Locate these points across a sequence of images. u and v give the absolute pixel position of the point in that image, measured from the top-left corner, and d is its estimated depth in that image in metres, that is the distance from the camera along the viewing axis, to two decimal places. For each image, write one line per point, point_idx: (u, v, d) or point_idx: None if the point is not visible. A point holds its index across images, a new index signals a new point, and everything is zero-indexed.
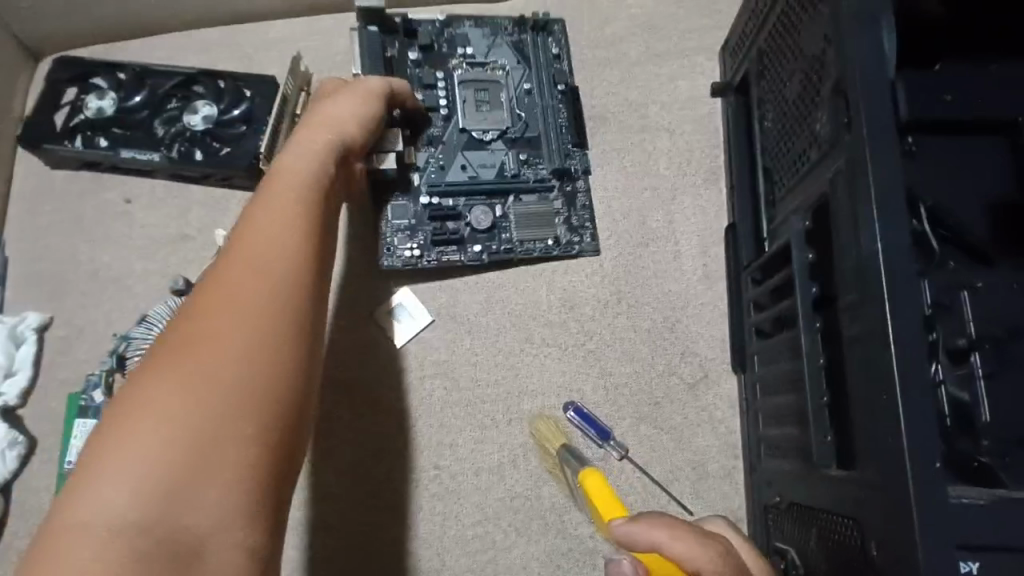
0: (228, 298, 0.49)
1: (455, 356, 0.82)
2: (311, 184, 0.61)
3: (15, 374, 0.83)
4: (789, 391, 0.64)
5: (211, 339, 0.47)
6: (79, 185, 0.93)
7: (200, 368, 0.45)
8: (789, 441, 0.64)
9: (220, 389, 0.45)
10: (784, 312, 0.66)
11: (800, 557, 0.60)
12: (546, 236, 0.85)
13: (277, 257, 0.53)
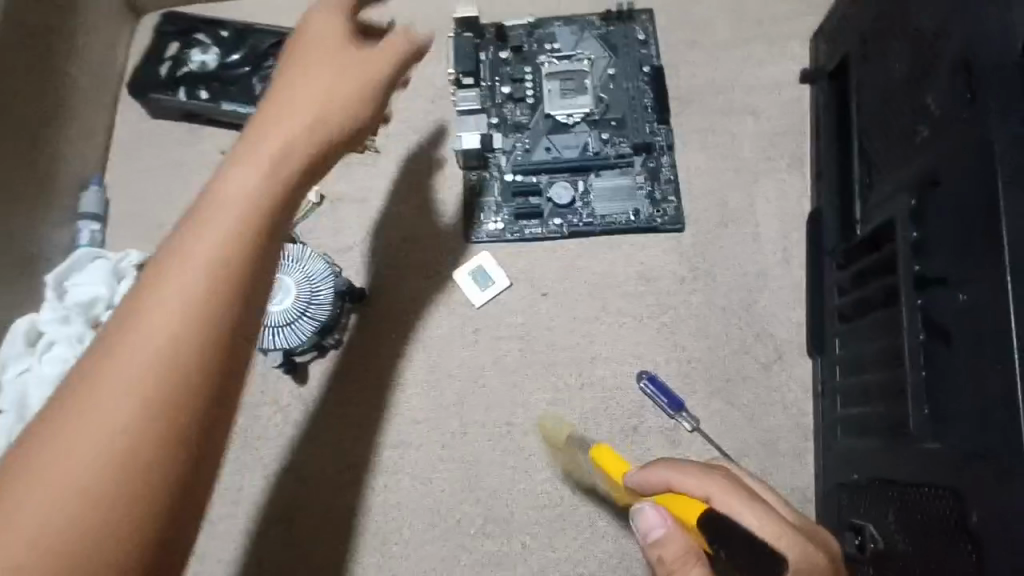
0: (115, 365, 0.42)
1: (531, 320, 0.83)
2: (238, 200, 0.49)
3: (115, 305, 0.86)
4: (878, 370, 0.65)
5: (87, 417, 0.40)
6: (176, 137, 0.97)
7: (64, 449, 0.40)
8: (873, 420, 0.65)
9: (83, 484, 0.39)
10: (877, 293, 0.66)
11: (879, 531, 0.61)
12: (625, 210, 0.86)
13: (181, 307, 0.44)
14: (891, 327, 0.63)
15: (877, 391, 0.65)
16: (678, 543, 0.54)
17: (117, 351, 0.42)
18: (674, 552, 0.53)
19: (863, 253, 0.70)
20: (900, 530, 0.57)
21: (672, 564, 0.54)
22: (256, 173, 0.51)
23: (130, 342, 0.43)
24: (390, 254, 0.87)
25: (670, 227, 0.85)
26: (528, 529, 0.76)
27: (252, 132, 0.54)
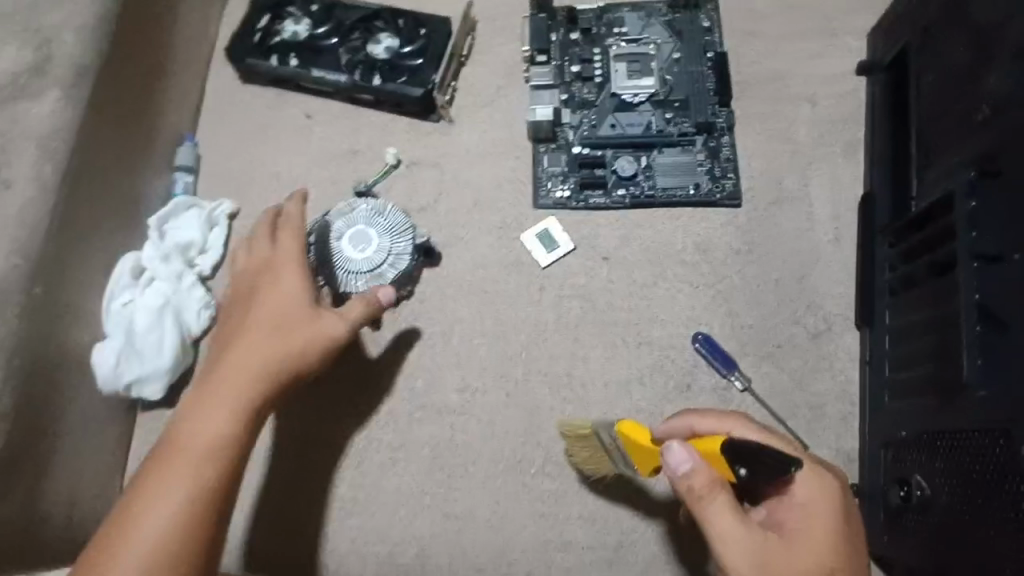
0: (213, 395, 0.67)
1: (593, 282, 0.89)
2: (284, 307, 0.72)
3: (207, 250, 0.94)
4: (926, 334, 0.70)
5: (194, 426, 0.65)
6: (264, 101, 1.03)
7: (170, 479, 0.61)
8: (922, 379, 0.69)
9: (187, 467, 0.62)
10: (931, 262, 0.70)
11: (926, 480, 0.66)
12: (685, 185, 0.91)
13: (251, 363, 0.68)
14: (941, 293, 0.68)
15: (923, 353, 0.70)
16: (704, 473, 0.57)
17: (215, 385, 0.67)
18: (703, 479, 0.57)
19: (917, 229, 0.74)
20: (951, 477, 0.62)
21: (701, 491, 0.57)
22: (294, 307, 0.72)
23: (205, 417, 0.65)
24: (462, 216, 0.93)
25: (728, 203, 0.90)
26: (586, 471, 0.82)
27: (280, 260, 0.75)
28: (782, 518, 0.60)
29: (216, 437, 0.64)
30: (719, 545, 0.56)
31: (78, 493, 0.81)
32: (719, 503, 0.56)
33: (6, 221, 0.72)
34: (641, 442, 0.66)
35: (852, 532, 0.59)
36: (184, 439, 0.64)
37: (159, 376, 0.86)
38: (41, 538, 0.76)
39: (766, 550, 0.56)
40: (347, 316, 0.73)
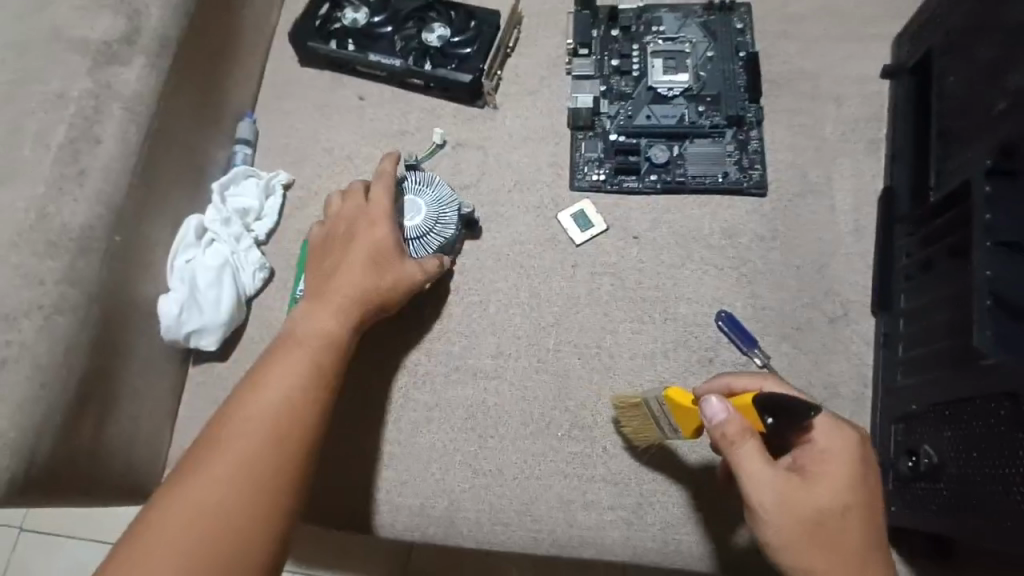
0: (321, 310, 0.80)
1: (623, 261, 0.94)
2: (371, 248, 0.84)
3: (263, 218, 0.99)
4: (944, 310, 0.75)
5: (305, 331, 0.77)
6: (321, 83, 1.10)
7: (293, 367, 0.74)
8: (936, 355, 0.74)
9: (305, 360, 0.75)
10: (952, 244, 0.75)
11: (935, 450, 0.71)
12: (715, 173, 0.97)
13: (349, 287, 0.81)
14: (958, 274, 0.73)
15: (940, 330, 0.75)
16: (737, 422, 0.64)
17: (322, 303, 0.80)
18: (735, 427, 0.64)
19: (939, 216, 0.79)
20: (956, 445, 0.68)
21: (733, 437, 0.64)
22: (382, 257, 0.84)
23: (310, 333, 0.77)
24: (502, 195, 1.00)
25: (754, 191, 0.96)
26: (610, 436, 0.86)
27: (367, 209, 0.87)
28: (803, 463, 0.66)
29: (318, 350, 0.76)
30: (747, 484, 0.63)
31: (135, 436, 0.84)
32: (748, 448, 0.64)
33: (93, 172, 0.77)
34: (684, 404, 0.75)
35: (868, 478, 0.66)
36: (294, 348, 0.76)
37: (215, 328, 0.90)
38: (102, 473, 0.79)
39: (788, 490, 0.63)
40: (425, 271, 0.85)
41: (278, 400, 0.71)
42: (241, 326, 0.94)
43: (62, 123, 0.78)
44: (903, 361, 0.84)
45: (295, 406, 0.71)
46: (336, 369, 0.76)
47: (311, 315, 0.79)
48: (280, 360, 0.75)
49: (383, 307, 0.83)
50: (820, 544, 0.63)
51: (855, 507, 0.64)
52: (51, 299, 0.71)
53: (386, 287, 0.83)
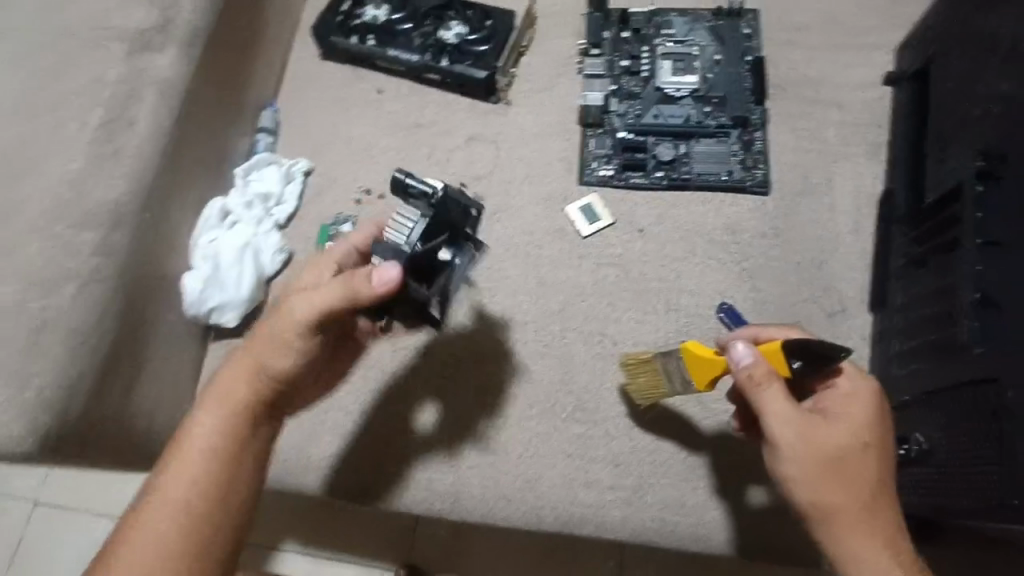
0: (217, 403, 0.67)
1: (629, 254, 0.98)
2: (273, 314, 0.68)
3: (284, 203, 1.03)
4: (935, 304, 0.78)
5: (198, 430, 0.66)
6: (342, 77, 1.14)
7: (182, 476, 0.64)
8: (926, 345, 0.77)
9: (196, 468, 0.64)
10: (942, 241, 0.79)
11: (926, 438, 0.73)
12: (719, 171, 1.00)
13: (246, 376, 0.67)
14: (946, 270, 0.77)
15: (930, 324, 0.78)
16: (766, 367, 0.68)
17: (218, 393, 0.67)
18: (761, 370, 0.67)
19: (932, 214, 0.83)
20: (947, 432, 0.70)
21: (759, 379, 0.67)
22: (269, 329, 0.66)
23: (200, 435, 0.66)
24: (513, 188, 1.03)
25: (757, 190, 0.99)
26: (612, 419, 0.90)
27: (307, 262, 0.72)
28: (827, 404, 0.69)
29: (215, 460, 0.65)
30: (772, 423, 0.66)
31: (156, 405, 0.88)
32: (773, 390, 0.67)
33: (126, 153, 0.81)
34: (703, 355, 0.77)
35: (885, 422, 0.69)
36: (185, 457, 0.65)
37: (236, 305, 0.93)
38: (128, 440, 0.83)
39: (812, 429, 0.66)
40: (314, 311, 0.64)
41: (169, 535, 0.62)
42: (259, 305, 0.98)
43: (98, 105, 0.81)
44: (897, 354, 0.85)
45: (185, 536, 0.62)
46: (238, 476, 0.66)
47: (201, 409, 0.67)
48: (168, 476, 0.64)
49: (292, 381, 0.69)
50: (837, 482, 0.65)
51: (874, 448, 0.66)
52: (86, 270, 0.75)
53: (279, 365, 0.67)
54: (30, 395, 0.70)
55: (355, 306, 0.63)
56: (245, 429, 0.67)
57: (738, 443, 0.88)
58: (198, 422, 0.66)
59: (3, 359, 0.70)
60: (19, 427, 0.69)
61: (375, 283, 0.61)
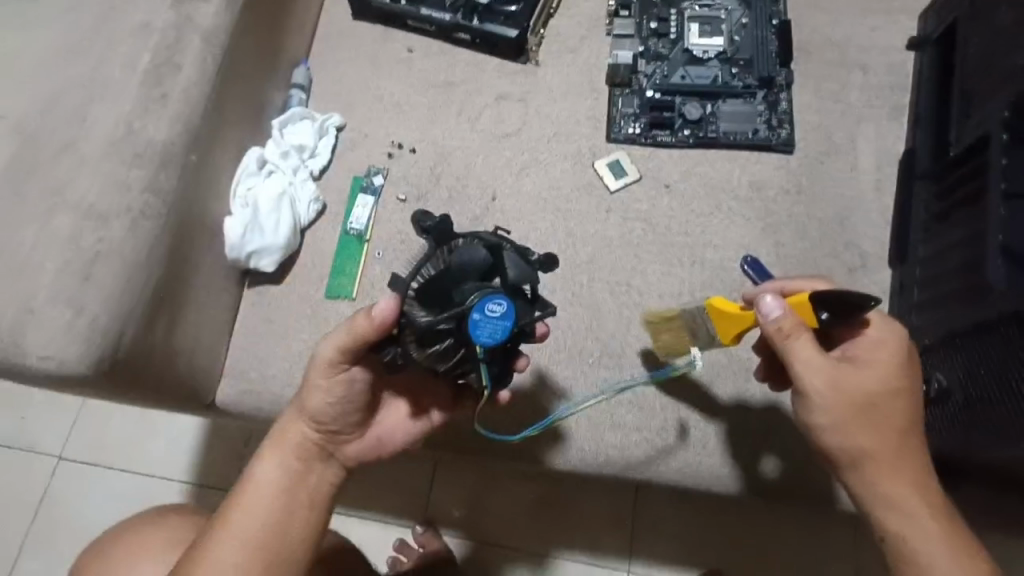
0: (277, 448, 0.74)
1: (654, 208, 1.00)
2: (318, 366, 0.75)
3: (317, 156, 1.05)
4: (966, 252, 0.85)
5: (263, 471, 0.73)
6: (373, 35, 1.14)
7: (253, 513, 0.71)
8: (959, 291, 0.85)
9: (264, 507, 0.72)
10: (973, 194, 0.85)
11: (946, 377, 0.78)
12: (746, 129, 1.02)
13: (301, 421, 0.75)
14: (975, 220, 0.85)
15: (952, 274, 0.87)
16: (793, 320, 0.68)
17: (277, 438, 0.75)
18: (790, 321, 0.68)
19: (959, 167, 0.88)
20: (969, 371, 0.76)
21: (788, 330, 0.68)
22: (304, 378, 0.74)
23: (265, 476, 0.73)
24: (542, 144, 1.05)
25: (781, 148, 1.01)
26: (638, 366, 0.93)
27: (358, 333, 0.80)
28: (857, 352, 0.70)
29: (269, 496, 0.72)
30: (801, 372, 0.68)
31: (197, 344, 0.91)
32: (802, 339, 0.67)
33: (174, 95, 0.82)
34: (730, 310, 0.78)
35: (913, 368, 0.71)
36: (246, 493, 0.72)
37: (274, 252, 0.97)
38: (172, 375, 0.86)
39: (840, 377, 0.68)
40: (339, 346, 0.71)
41: (232, 560, 0.69)
42: (295, 253, 1.01)
43: (146, 50, 0.83)
44: (919, 303, 0.90)
45: (245, 560, 0.69)
46: (294, 507, 0.73)
47: (260, 455, 0.75)
48: (231, 509, 0.72)
49: (332, 420, 0.75)
50: (868, 428, 0.68)
51: (903, 396, 0.69)
52: (137, 205, 0.77)
53: (318, 407, 0.74)
54: (86, 320, 0.72)
55: (356, 338, 0.69)
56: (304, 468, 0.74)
57: (756, 389, 0.92)
58: (257, 463, 0.74)
59: (60, 286, 0.73)
60: (76, 350, 0.71)
61: (377, 312, 0.68)
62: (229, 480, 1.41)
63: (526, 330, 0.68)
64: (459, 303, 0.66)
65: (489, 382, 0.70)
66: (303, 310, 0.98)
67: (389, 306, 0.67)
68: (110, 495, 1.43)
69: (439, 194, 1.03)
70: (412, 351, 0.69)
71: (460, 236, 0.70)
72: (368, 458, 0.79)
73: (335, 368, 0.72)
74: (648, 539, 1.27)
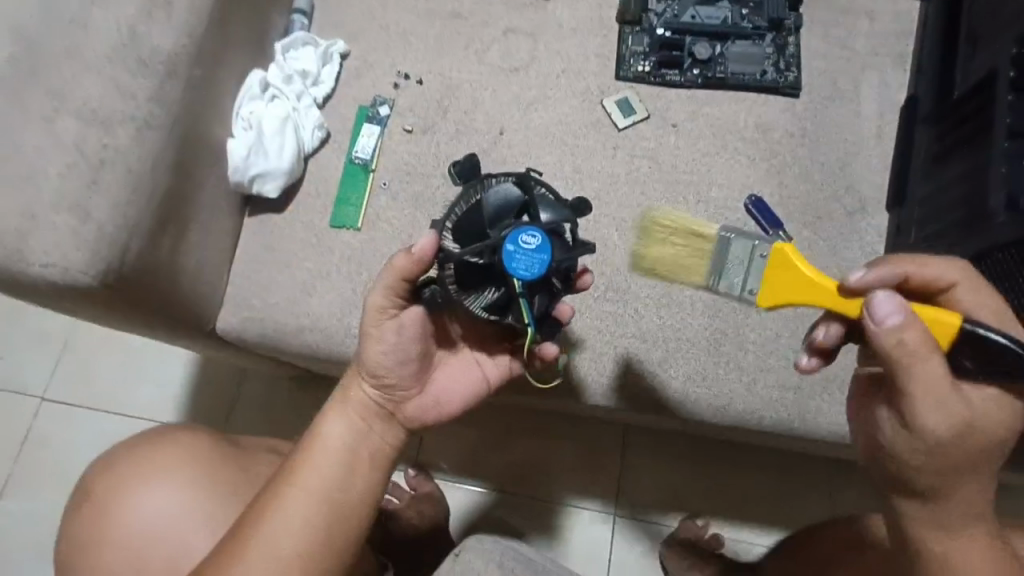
0: (344, 406, 0.73)
1: (661, 146, 1.01)
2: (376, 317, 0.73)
3: (320, 83, 1.02)
4: (964, 187, 0.90)
5: (332, 426, 0.72)
6: None
7: (322, 465, 0.70)
8: (954, 225, 0.90)
9: (332, 461, 0.70)
10: (975, 131, 0.89)
11: None
12: (753, 72, 1.03)
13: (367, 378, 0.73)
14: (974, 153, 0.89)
15: (952, 207, 0.91)
16: (917, 325, 0.58)
17: (346, 396, 0.73)
18: (918, 336, 0.58)
19: (963, 106, 0.92)
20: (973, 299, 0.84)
21: (914, 349, 0.58)
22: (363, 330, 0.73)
23: (332, 432, 0.72)
24: (551, 80, 1.04)
25: (788, 91, 1.02)
26: (642, 300, 0.95)
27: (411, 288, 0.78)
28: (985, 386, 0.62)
29: (334, 454, 0.71)
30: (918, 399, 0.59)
31: (199, 267, 0.89)
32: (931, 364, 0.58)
33: (180, 4, 0.79)
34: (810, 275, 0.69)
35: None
36: (311, 449, 0.71)
37: (278, 176, 0.95)
38: (176, 295, 0.85)
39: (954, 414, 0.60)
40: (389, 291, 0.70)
41: (297, 518, 0.67)
42: (297, 181, 0.99)
43: None
44: (918, 243, 0.93)
45: (310, 518, 0.68)
46: (359, 462, 0.71)
47: (325, 410, 0.73)
48: (295, 467, 0.70)
49: (391, 376, 0.73)
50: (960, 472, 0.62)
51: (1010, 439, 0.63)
52: (142, 113, 0.75)
53: (372, 363, 0.72)
54: (93, 228, 0.71)
55: (397, 277, 0.69)
56: (371, 423, 0.73)
57: (757, 325, 0.94)
58: (322, 419, 0.72)
59: (65, 192, 0.70)
60: (83, 258, 0.70)
61: (414, 252, 0.68)
62: (226, 417, 1.40)
63: (565, 267, 0.69)
64: (498, 236, 0.68)
65: (532, 320, 0.70)
66: (307, 239, 0.97)
67: (428, 241, 0.67)
68: (98, 436, 1.40)
69: (446, 127, 1.02)
70: (453, 289, 0.70)
71: (495, 177, 0.73)
72: (428, 416, 0.76)
73: (385, 315, 0.71)
74: (634, 483, 1.31)
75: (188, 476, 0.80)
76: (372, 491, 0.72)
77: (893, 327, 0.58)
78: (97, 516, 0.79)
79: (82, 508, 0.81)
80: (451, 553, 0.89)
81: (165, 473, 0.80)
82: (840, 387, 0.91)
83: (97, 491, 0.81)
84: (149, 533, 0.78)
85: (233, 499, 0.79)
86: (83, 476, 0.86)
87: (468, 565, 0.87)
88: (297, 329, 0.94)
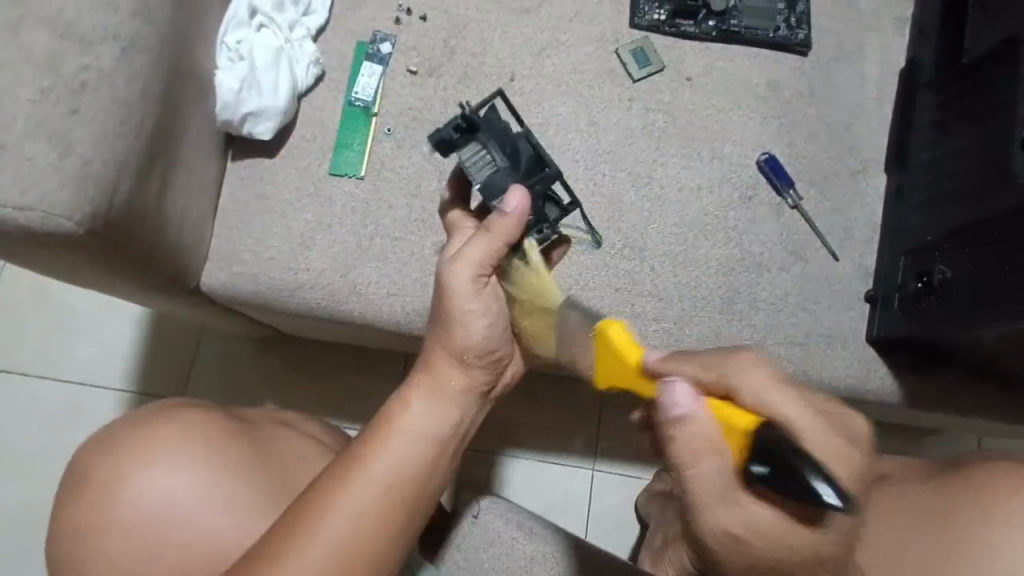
0: (429, 388, 0.68)
1: (676, 101, 0.98)
2: (473, 284, 0.66)
3: (313, 14, 0.93)
4: (964, 156, 0.89)
5: (415, 409, 0.67)
6: None
7: (395, 455, 0.65)
8: (954, 192, 0.90)
9: (408, 452, 0.65)
10: (980, 98, 0.89)
11: (948, 267, 0.87)
12: (766, 27, 1.01)
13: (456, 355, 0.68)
14: (977, 122, 0.88)
15: (956, 174, 0.90)
16: (709, 420, 0.52)
17: (431, 375, 0.68)
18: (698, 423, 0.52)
19: (966, 75, 0.92)
20: (977, 263, 0.83)
21: (703, 441, 0.51)
22: (450, 297, 0.67)
23: (412, 416, 0.66)
24: (564, 24, 0.98)
25: (798, 49, 1.01)
26: (657, 258, 0.94)
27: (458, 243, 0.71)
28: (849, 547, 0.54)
29: (416, 441, 0.66)
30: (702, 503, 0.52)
31: (186, 215, 0.80)
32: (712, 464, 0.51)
33: None
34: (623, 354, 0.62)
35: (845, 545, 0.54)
36: (389, 432, 0.65)
37: (273, 115, 0.86)
38: (162, 246, 0.75)
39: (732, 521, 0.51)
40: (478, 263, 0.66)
41: (363, 507, 0.62)
42: (289, 123, 0.90)
43: None
44: (915, 208, 0.95)
45: (376, 507, 0.63)
46: (440, 448, 0.67)
47: (407, 391, 0.68)
48: (365, 451, 0.64)
49: (488, 348, 0.68)
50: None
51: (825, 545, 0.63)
52: (126, 31, 0.64)
53: (471, 334, 0.67)
54: (76, 163, 0.60)
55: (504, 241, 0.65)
56: (457, 406, 0.68)
57: (769, 284, 0.95)
58: (404, 402, 0.67)
59: (39, 117, 0.59)
60: (65, 198, 0.60)
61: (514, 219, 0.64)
62: (188, 379, 1.28)
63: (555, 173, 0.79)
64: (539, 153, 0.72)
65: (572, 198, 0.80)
66: (304, 188, 0.89)
67: (527, 194, 0.64)
68: (36, 406, 1.26)
69: (454, 69, 0.94)
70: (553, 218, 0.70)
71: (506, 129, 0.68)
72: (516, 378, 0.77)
73: (481, 280, 0.66)
74: (612, 436, 1.31)
75: (201, 458, 0.73)
76: (438, 487, 0.68)
77: (673, 418, 0.52)
78: (105, 500, 0.71)
79: (83, 491, 0.72)
80: (469, 516, 0.88)
81: (184, 453, 0.73)
82: (842, 343, 0.94)
83: (98, 476, 0.72)
84: (176, 519, 0.71)
85: (259, 488, 0.73)
86: (75, 459, 0.76)
87: (487, 527, 0.87)
88: (297, 286, 0.86)
